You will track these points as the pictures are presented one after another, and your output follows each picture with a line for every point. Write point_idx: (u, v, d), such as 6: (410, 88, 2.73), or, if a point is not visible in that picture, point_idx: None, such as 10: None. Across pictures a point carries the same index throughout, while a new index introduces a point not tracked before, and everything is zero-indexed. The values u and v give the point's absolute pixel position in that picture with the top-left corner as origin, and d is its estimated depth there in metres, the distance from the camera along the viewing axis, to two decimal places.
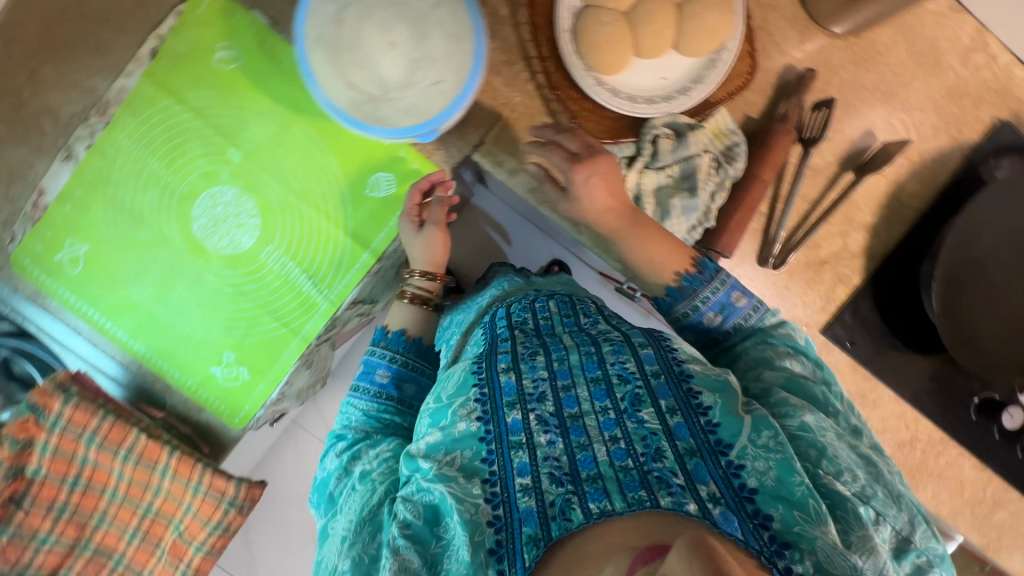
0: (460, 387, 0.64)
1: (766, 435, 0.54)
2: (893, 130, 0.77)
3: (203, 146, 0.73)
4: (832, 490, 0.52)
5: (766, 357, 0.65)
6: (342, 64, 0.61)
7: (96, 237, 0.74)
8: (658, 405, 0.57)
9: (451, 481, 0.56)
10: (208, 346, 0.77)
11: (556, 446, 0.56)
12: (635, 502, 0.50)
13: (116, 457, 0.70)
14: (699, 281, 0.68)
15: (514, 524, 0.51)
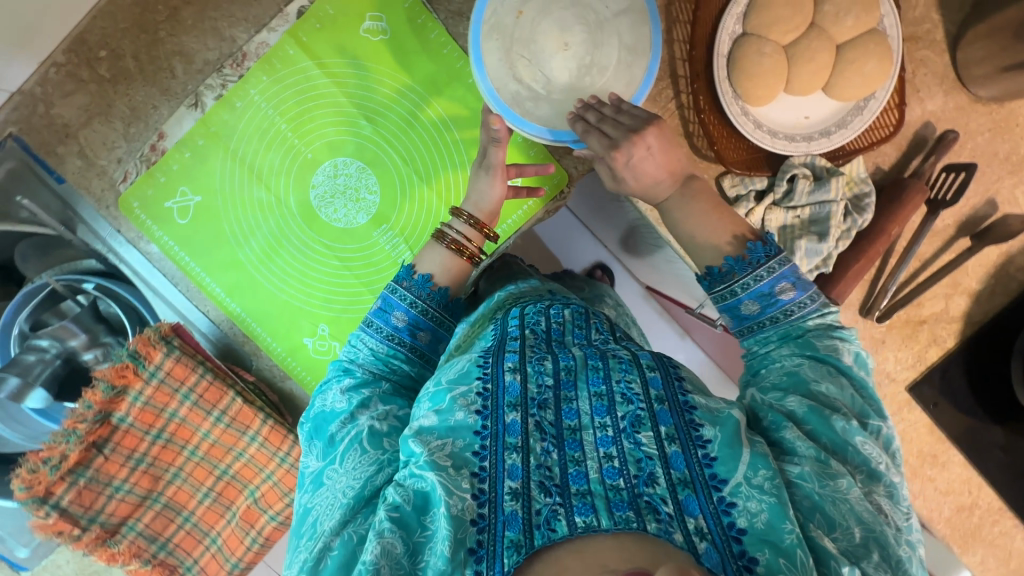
0: (462, 376, 0.55)
1: (763, 476, 0.47)
2: (1016, 202, 0.77)
3: (334, 114, 0.71)
4: (819, 546, 0.45)
5: (801, 375, 0.54)
6: (513, 57, 0.63)
7: (211, 190, 0.72)
8: (659, 431, 0.49)
9: (441, 470, 0.47)
10: (301, 315, 0.76)
11: (551, 456, 0.48)
12: (621, 522, 0.44)
13: (209, 417, 0.69)
14: (737, 267, 0.58)
15: (498, 527, 0.45)
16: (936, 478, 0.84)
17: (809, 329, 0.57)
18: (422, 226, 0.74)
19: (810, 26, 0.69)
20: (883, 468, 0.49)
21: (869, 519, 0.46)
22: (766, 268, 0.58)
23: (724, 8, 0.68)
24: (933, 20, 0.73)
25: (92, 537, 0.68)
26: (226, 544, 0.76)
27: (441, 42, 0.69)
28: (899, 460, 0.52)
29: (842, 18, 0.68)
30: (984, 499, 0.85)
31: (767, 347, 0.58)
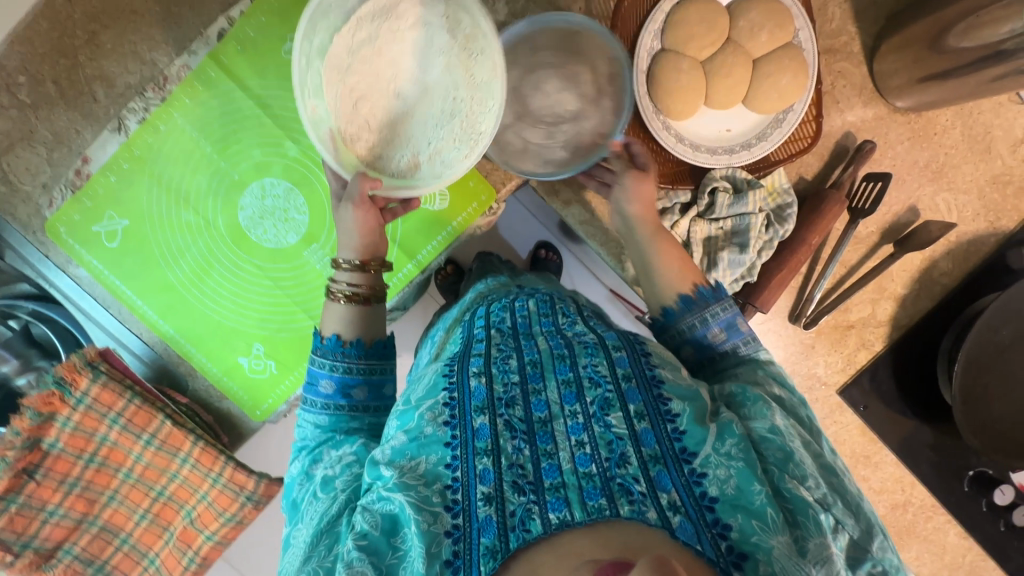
0: (430, 390, 0.56)
1: (730, 444, 0.51)
2: (936, 209, 0.79)
3: (259, 135, 0.71)
4: (800, 497, 0.50)
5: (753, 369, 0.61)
6: (354, 77, 0.61)
7: (138, 213, 0.72)
8: (628, 410, 0.52)
9: (411, 489, 0.49)
10: (237, 335, 0.76)
11: (522, 453, 0.50)
12: (594, 511, 0.46)
13: (139, 440, 0.69)
14: (694, 306, 0.63)
15: (473, 534, 0.46)
16: (868, 476, 0.87)
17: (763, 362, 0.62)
18: None
19: (726, 41, 0.70)
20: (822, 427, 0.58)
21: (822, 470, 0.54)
22: (723, 305, 0.63)
23: (642, 24, 0.69)
24: (849, 32, 0.74)
25: (24, 564, 0.67)
26: (164, 564, 0.76)
27: None
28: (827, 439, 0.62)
29: (757, 34, 0.68)
30: (915, 496, 0.87)
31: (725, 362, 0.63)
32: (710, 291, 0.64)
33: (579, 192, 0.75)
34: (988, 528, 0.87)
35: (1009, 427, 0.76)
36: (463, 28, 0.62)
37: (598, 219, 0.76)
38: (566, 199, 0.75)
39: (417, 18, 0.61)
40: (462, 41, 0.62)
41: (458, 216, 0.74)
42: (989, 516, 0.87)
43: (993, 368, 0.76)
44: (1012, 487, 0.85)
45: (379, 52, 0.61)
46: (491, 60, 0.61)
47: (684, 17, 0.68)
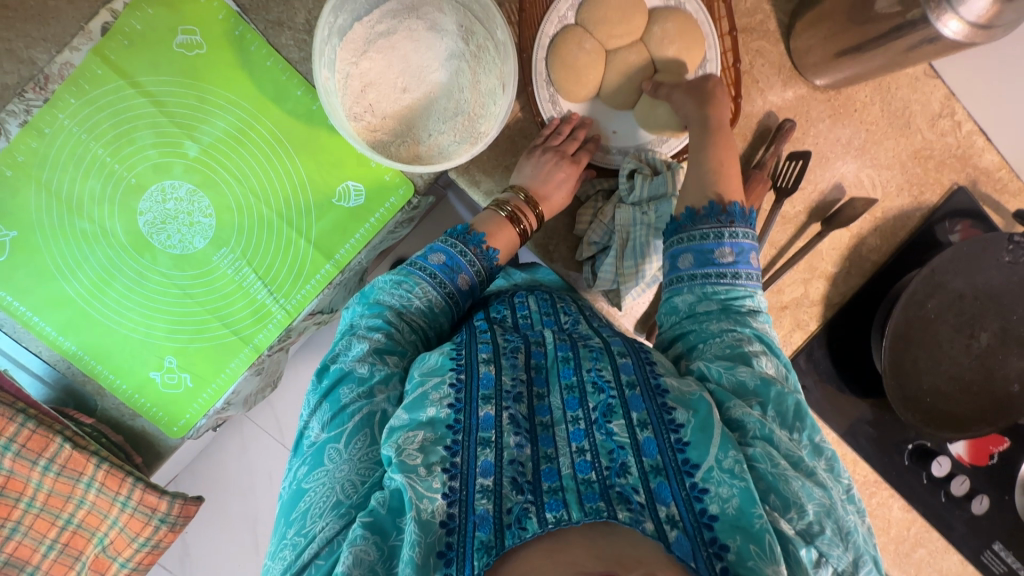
0: (437, 369, 0.54)
1: (732, 458, 0.47)
2: (860, 185, 0.79)
3: (156, 134, 0.67)
4: (779, 530, 0.45)
5: (743, 349, 0.55)
6: (362, 68, 0.63)
7: (27, 223, 0.67)
8: (630, 418, 0.50)
9: (411, 472, 0.46)
10: (146, 349, 0.72)
11: (524, 450, 0.49)
12: (592, 512, 0.44)
13: (36, 466, 0.64)
14: (716, 216, 0.60)
15: (468, 527, 0.44)
16: None
17: (744, 308, 0.58)
18: (264, 246, 0.71)
19: (639, 41, 0.69)
20: (825, 443, 0.54)
21: (816, 494, 0.48)
22: (745, 231, 0.60)
23: (549, 9, 0.68)
24: (765, 10, 0.73)
25: None
26: None
27: (264, 54, 0.66)
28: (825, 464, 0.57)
29: (667, 45, 0.67)
30: (859, 473, 0.87)
31: (704, 326, 0.59)
32: (740, 207, 0.61)
33: (500, 183, 0.73)
34: (928, 499, 0.87)
35: (938, 399, 0.77)
36: (477, 38, 0.65)
37: None
38: (488, 189, 0.73)
39: (435, 22, 0.64)
40: (474, 49, 0.65)
41: (375, 211, 0.71)
42: (929, 488, 0.87)
43: (920, 342, 0.76)
44: (948, 458, 0.87)
45: (393, 47, 0.63)
46: (499, 69, 0.65)
47: None
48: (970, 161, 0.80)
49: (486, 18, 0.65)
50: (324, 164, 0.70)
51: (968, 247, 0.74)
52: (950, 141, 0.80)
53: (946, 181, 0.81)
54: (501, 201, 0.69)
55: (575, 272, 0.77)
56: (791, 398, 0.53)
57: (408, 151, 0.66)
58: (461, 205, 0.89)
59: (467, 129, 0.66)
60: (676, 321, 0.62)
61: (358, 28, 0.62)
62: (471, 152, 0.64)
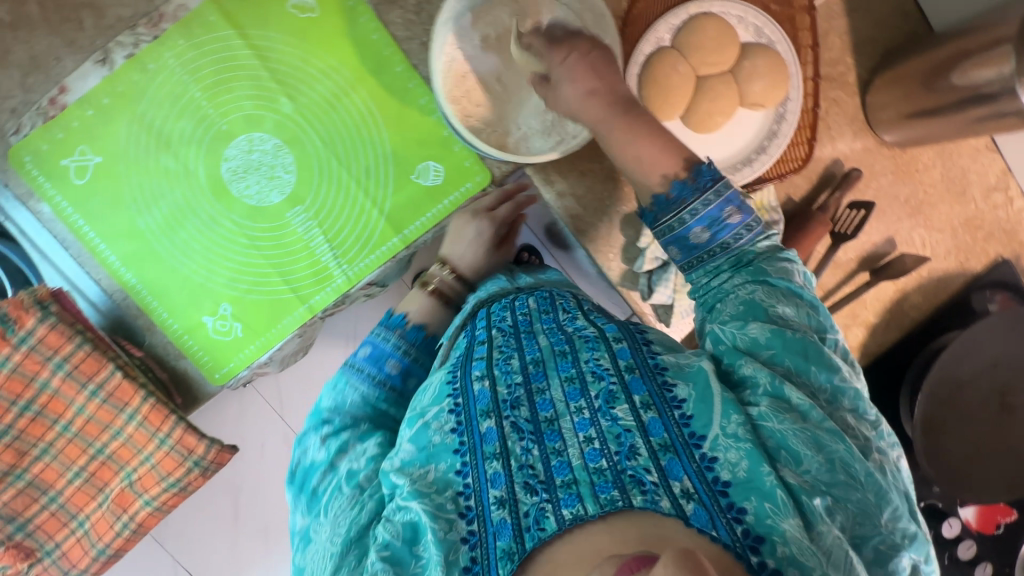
0: (437, 398, 0.56)
1: (735, 422, 0.49)
2: (912, 243, 0.82)
3: (253, 86, 0.69)
4: (789, 483, 0.47)
5: (757, 301, 0.55)
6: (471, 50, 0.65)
7: (114, 152, 0.68)
8: (633, 401, 0.50)
9: (425, 497, 0.49)
10: (204, 293, 0.73)
11: (531, 453, 0.49)
12: (607, 503, 0.45)
13: (83, 391, 0.65)
14: (692, 189, 0.58)
15: (490, 539, 0.46)
16: None
17: (758, 257, 0.59)
18: (339, 210, 0.72)
19: (728, 72, 0.72)
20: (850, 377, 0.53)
21: (829, 443, 0.48)
22: (722, 195, 0.58)
23: (649, 28, 0.70)
24: (848, 63, 0.76)
25: None
26: (94, 528, 0.70)
27: (371, 27, 0.69)
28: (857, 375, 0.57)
29: (754, 80, 0.71)
30: None
31: (716, 279, 0.59)
32: (709, 172, 0.59)
33: (573, 186, 0.75)
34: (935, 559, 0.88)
35: (963, 461, 0.79)
36: None
37: (589, 216, 0.76)
38: (561, 190, 0.74)
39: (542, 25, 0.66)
40: None
41: (450, 194, 0.73)
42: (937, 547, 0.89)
43: (952, 402, 0.78)
44: (959, 520, 0.89)
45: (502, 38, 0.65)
46: None
47: (700, 24, 0.69)
48: (1014, 237, 0.84)
49: (596, 24, 0.64)
50: (410, 141, 0.71)
51: (1011, 317, 0.76)
52: (1001, 214, 0.83)
53: (991, 252, 0.84)
54: (428, 278, 0.72)
55: (630, 285, 0.79)
56: (809, 342, 0.53)
57: (494, 136, 0.67)
58: None
59: (554, 129, 0.68)
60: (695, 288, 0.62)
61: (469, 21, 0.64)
62: (560, 150, 0.66)
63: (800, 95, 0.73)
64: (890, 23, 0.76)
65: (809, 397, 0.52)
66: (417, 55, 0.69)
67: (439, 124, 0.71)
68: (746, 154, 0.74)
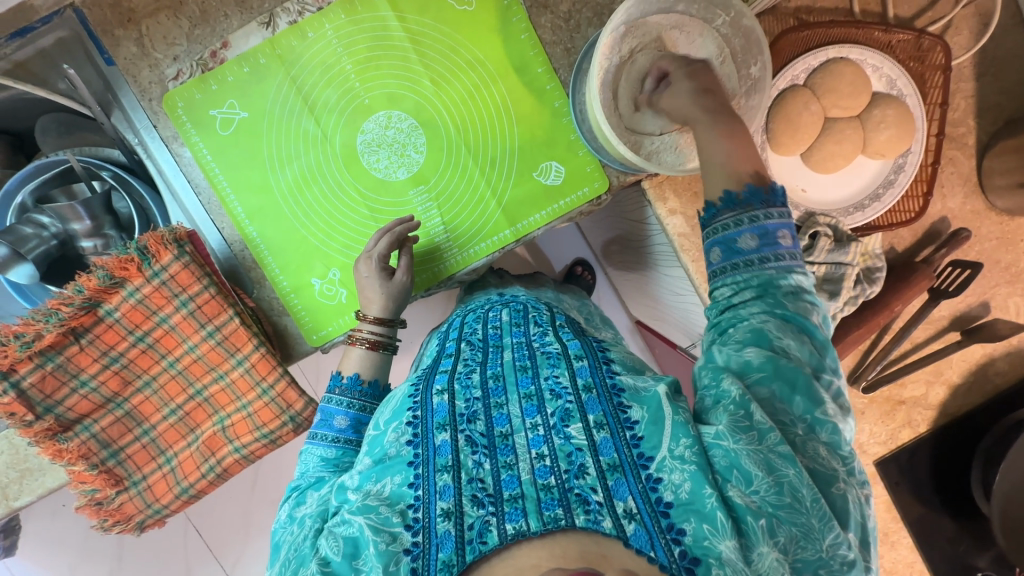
0: (396, 413, 0.58)
1: (684, 446, 0.51)
2: (1006, 310, 0.82)
3: (399, 67, 0.72)
4: (729, 502, 0.48)
5: (765, 331, 0.55)
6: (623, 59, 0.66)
7: (260, 109, 0.72)
8: (586, 420, 0.54)
9: (371, 510, 0.50)
10: (316, 255, 0.74)
11: (482, 467, 0.52)
12: (550, 521, 0.48)
13: (200, 330, 0.67)
14: (762, 199, 0.59)
15: (432, 549, 0.48)
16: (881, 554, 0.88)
17: (783, 288, 0.58)
18: (459, 196, 0.75)
19: (855, 117, 0.74)
20: (828, 417, 0.53)
21: (779, 467, 0.49)
22: (775, 213, 0.59)
23: (787, 65, 0.72)
24: (968, 125, 0.78)
25: (42, 428, 0.65)
26: (180, 467, 0.72)
27: (521, 27, 0.72)
28: (846, 412, 0.56)
29: (881, 129, 0.72)
30: None
31: (733, 299, 0.59)
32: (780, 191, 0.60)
33: (685, 205, 0.76)
34: None
35: None
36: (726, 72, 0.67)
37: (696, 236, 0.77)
38: (673, 208, 0.76)
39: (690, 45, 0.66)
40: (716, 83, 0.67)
41: (567, 196, 0.75)
42: None
43: None
44: None
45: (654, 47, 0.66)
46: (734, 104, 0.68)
47: (836, 68, 0.72)
48: None
49: (744, 52, 0.65)
50: (540, 139, 0.74)
51: None
52: None
53: None
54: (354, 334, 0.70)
55: None
56: (800, 373, 0.53)
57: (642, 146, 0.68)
58: (632, 213, 0.96)
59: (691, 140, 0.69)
60: (710, 314, 0.62)
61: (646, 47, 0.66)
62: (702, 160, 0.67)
63: (923, 150, 0.74)
64: (1017, 92, 0.78)
65: (771, 420, 0.52)
66: (560, 60, 0.73)
67: (568, 127, 0.74)
68: (857, 199, 0.76)
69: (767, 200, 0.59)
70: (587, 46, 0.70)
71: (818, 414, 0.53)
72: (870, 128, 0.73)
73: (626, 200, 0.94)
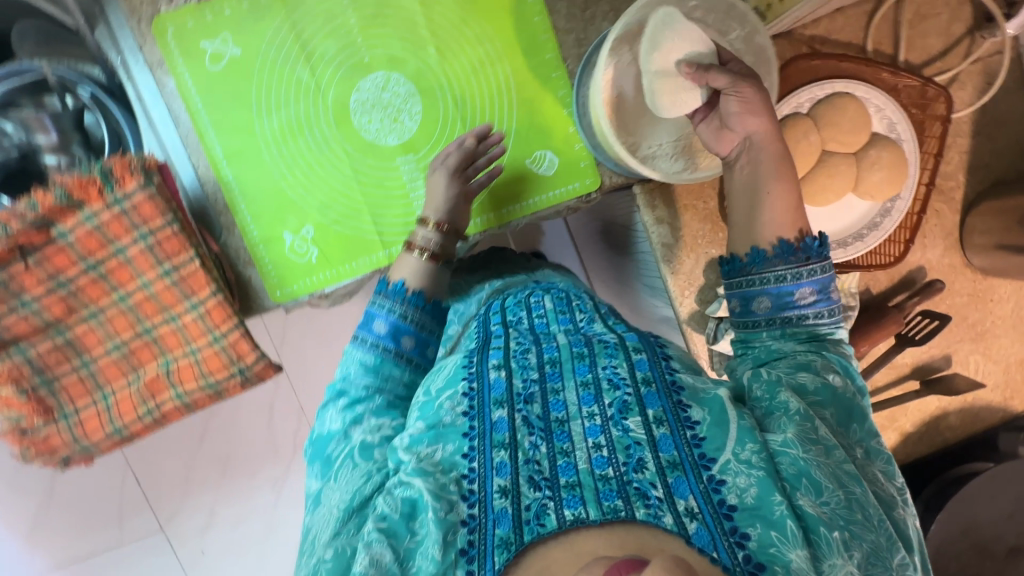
0: (449, 381, 0.58)
1: (749, 450, 0.50)
2: (966, 366, 0.84)
3: (405, 29, 0.70)
4: (801, 511, 0.47)
5: (813, 363, 0.57)
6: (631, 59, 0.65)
7: (254, 49, 0.69)
8: (646, 414, 0.52)
9: (429, 476, 0.50)
10: (291, 209, 0.72)
11: (539, 449, 0.51)
12: (609, 511, 0.46)
13: (157, 267, 0.64)
14: (796, 258, 0.61)
15: (489, 524, 0.47)
16: None
17: (827, 337, 0.60)
18: None
19: (852, 154, 0.74)
20: (881, 447, 0.55)
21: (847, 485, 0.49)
22: (821, 266, 0.61)
23: (792, 91, 0.72)
24: (958, 180, 0.79)
25: None
26: (117, 406, 0.68)
27: (535, 10, 0.70)
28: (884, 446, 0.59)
29: (875, 170, 0.73)
30: None
31: (779, 342, 0.61)
32: (816, 244, 0.61)
33: (673, 216, 0.76)
34: None
35: None
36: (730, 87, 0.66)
37: (679, 248, 0.77)
38: (660, 216, 0.76)
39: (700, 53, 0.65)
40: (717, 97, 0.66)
41: (556, 188, 0.73)
42: None
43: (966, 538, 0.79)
44: None
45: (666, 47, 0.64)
46: None
47: (840, 103, 0.72)
48: None
49: (753, 70, 0.65)
50: (538, 126, 0.73)
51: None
52: None
53: None
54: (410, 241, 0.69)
55: (695, 326, 0.79)
56: (856, 405, 0.56)
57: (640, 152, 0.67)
58: (623, 217, 0.94)
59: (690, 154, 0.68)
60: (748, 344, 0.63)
61: (669, 66, 0.63)
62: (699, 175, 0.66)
63: (911, 197, 0.75)
64: (1007, 155, 0.79)
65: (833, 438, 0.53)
66: (569, 49, 0.71)
67: (567, 119, 0.73)
68: (842, 236, 0.76)
69: (805, 254, 0.61)
70: (597, 40, 0.69)
71: (872, 444, 0.55)
72: (863, 167, 0.73)
73: (616, 204, 0.93)
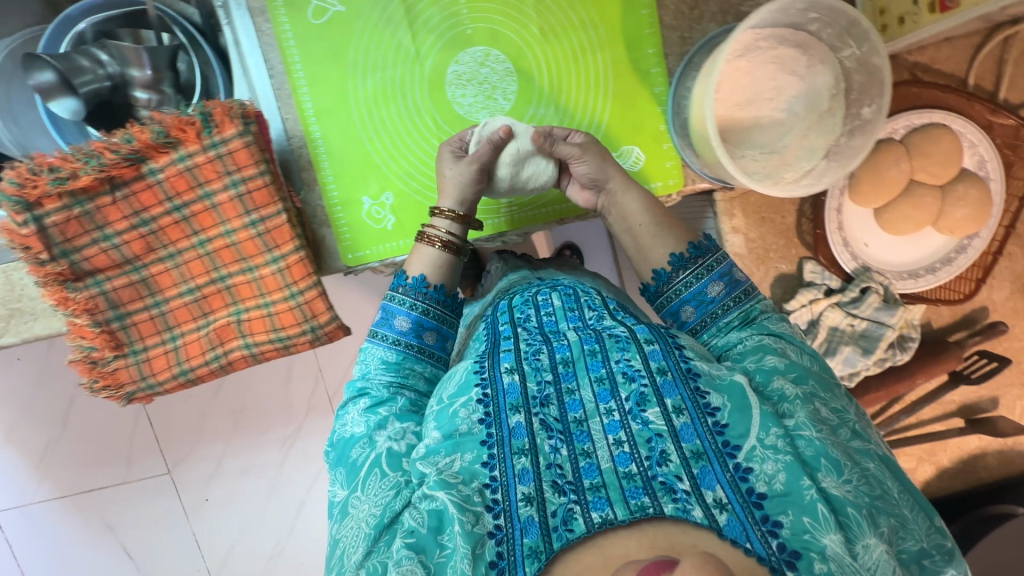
0: (461, 387, 0.55)
1: (774, 434, 0.48)
2: (1011, 409, 0.85)
3: (511, 6, 0.69)
4: (830, 499, 0.46)
5: (766, 345, 0.56)
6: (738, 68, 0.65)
7: (359, 8, 0.68)
8: (664, 404, 0.51)
9: (451, 488, 0.47)
10: (374, 174, 0.71)
11: (560, 453, 0.50)
12: (637, 509, 0.45)
13: (243, 216, 0.64)
14: (695, 257, 0.61)
15: (516, 535, 0.46)
16: None
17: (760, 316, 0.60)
18: None
19: (938, 187, 0.73)
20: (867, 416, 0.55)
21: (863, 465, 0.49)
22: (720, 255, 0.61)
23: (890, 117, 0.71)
24: None
25: (54, 271, 0.62)
26: (185, 348, 0.68)
27: (645, 4, 0.69)
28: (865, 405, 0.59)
29: (959, 206, 0.72)
30: None
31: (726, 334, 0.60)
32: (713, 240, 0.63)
33: (750, 228, 0.76)
34: None
35: None
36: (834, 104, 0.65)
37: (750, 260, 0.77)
38: (737, 225, 0.76)
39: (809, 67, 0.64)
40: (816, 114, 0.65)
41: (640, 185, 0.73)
42: None
43: None
44: None
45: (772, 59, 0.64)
46: (833, 135, 0.65)
47: (936, 133, 0.71)
48: None
49: (862, 89, 0.64)
50: (631, 121, 0.72)
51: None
52: None
53: None
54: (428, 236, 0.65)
55: None
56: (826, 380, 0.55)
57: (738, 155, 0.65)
58: None
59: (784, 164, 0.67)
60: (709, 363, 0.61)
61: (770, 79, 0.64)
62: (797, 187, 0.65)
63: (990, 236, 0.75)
64: None
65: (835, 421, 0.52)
66: (672, 47, 0.70)
67: (661, 117, 0.72)
68: (914, 268, 0.77)
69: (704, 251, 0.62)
70: (705, 41, 0.68)
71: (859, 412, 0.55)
72: (950, 201, 0.72)
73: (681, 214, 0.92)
